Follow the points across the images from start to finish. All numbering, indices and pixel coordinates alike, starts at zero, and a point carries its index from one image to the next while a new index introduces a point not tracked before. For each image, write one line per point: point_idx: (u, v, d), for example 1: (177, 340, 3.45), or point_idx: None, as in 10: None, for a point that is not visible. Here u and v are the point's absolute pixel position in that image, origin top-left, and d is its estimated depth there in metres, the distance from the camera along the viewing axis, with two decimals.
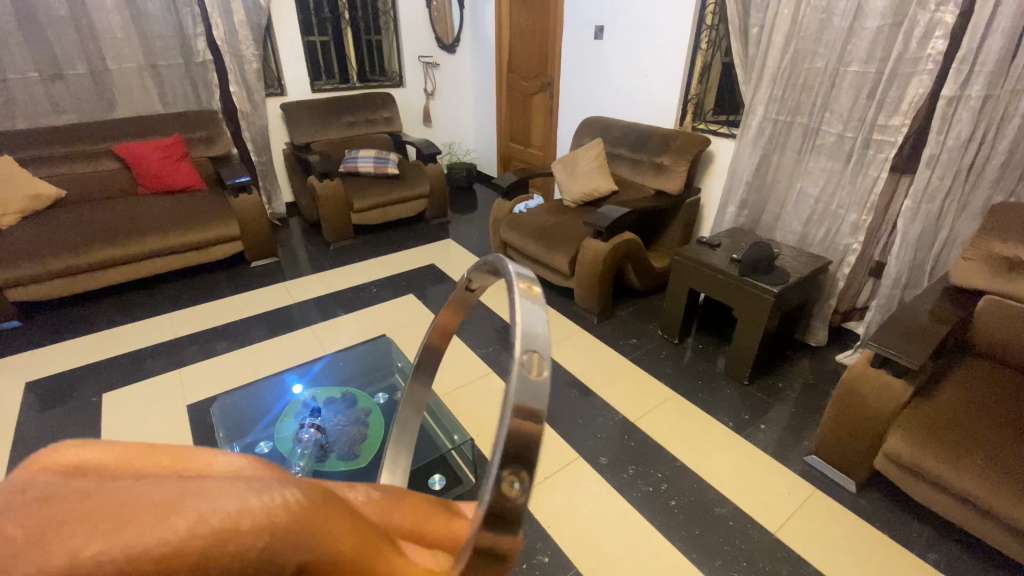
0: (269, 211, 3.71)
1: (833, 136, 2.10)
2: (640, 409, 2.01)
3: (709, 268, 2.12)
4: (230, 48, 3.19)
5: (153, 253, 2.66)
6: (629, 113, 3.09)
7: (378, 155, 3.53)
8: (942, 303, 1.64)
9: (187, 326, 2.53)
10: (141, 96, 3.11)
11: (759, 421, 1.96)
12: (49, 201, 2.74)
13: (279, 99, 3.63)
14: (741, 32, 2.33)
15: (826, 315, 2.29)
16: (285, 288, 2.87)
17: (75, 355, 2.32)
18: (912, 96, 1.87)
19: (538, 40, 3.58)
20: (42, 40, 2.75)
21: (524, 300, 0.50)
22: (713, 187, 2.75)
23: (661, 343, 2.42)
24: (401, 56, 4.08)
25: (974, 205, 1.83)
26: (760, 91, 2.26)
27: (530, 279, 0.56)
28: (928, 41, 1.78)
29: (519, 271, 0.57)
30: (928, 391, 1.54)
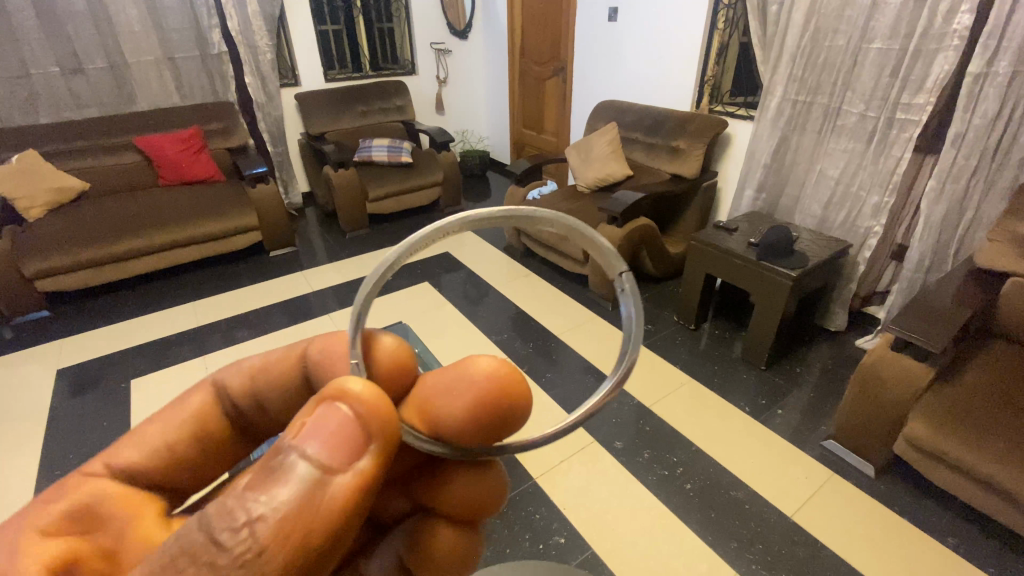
0: (286, 201, 3.76)
1: (855, 116, 2.06)
2: (655, 394, 2.02)
3: (726, 253, 2.10)
4: (245, 38, 3.21)
5: (175, 243, 2.72)
6: (644, 96, 3.05)
7: (392, 144, 3.54)
8: (965, 287, 1.61)
9: (209, 314, 2.59)
10: (159, 89, 3.16)
11: (777, 406, 1.95)
12: (74, 193, 2.81)
13: (293, 89, 3.66)
14: (759, 9, 2.27)
15: (846, 299, 2.26)
16: (304, 277, 2.92)
17: (103, 343, 2.39)
18: (938, 72, 1.80)
19: (551, 24, 3.53)
20: (62, 35, 2.80)
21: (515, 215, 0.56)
22: (731, 170, 2.70)
23: (677, 329, 2.41)
24: (413, 43, 4.06)
25: (999, 185, 1.78)
26: (779, 71, 2.21)
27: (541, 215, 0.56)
28: (954, 16, 1.72)
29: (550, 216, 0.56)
30: (950, 375, 1.52)
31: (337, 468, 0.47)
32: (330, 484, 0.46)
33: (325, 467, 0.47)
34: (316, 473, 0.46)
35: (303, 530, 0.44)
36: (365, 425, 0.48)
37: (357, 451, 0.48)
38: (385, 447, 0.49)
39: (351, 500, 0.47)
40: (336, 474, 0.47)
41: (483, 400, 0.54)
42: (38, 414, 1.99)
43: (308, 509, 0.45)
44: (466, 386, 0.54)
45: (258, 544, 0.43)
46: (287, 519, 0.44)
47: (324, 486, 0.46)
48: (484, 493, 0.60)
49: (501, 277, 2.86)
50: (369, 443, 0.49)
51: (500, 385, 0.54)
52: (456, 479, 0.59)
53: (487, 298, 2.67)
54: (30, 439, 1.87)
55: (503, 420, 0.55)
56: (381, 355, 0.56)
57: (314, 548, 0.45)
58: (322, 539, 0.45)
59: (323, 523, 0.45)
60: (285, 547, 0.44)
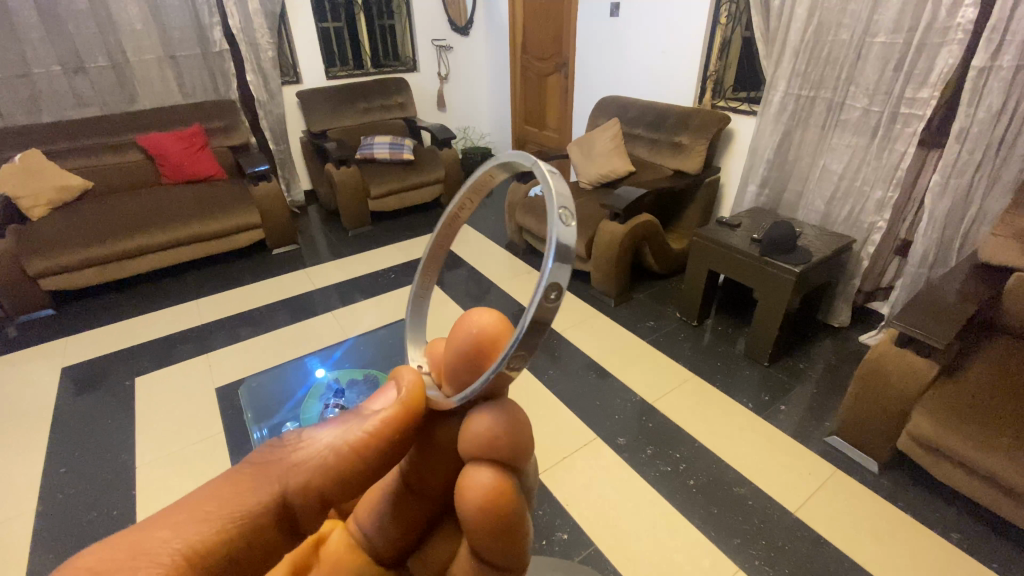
0: (288, 199, 3.77)
1: (858, 110, 2.04)
2: (659, 390, 2.02)
3: (729, 249, 2.10)
4: (246, 36, 3.21)
5: (178, 241, 2.73)
6: (646, 92, 3.03)
7: (393, 141, 3.53)
8: (968, 282, 1.60)
9: (212, 312, 2.60)
10: (161, 87, 3.16)
11: (780, 402, 1.95)
12: (77, 192, 2.82)
13: (295, 87, 3.66)
14: (762, 4, 2.25)
15: (850, 295, 2.25)
16: (306, 275, 2.92)
17: (108, 341, 2.41)
18: (942, 67, 1.79)
19: (552, 19, 3.52)
20: (64, 34, 2.80)
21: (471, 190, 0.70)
22: (733, 165, 2.69)
23: (680, 325, 2.41)
24: (414, 40, 4.05)
25: (1004, 179, 1.77)
26: (782, 66, 2.20)
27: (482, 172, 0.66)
28: (957, 10, 1.70)
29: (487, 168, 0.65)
30: (954, 370, 1.51)
31: (368, 413, 0.60)
32: (359, 423, 0.59)
33: (364, 411, 0.61)
34: (355, 418, 0.60)
35: (329, 446, 0.59)
36: (399, 385, 0.62)
37: (389, 403, 0.60)
38: (408, 403, 0.60)
39: (371, 439, 0.58)
40: (365, 416, 0.60)
41: (463, 335, 0.59)
42: (44, 412, 2.00)
43: (337, 435, 0.59)
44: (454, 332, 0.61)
45: (300, 448, 0.60)
46: (323, 436, 0.60)
47: (353, 423, 0.60)
48: (505, 428, 0.55)
49: (503, 275, 2.87)
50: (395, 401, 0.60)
51: (483, 322, 0.59)
52: (470, 420, 0.57)
53: (489, 295, 2.67)
54: (36, 437, 1.89)
55: (487, 353, 0.58)
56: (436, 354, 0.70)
57: (332, 467, 0.59)
58: (339, 459, 0.59)
59: (341, 448, 0.58)
60: (312, 457, 0.59)
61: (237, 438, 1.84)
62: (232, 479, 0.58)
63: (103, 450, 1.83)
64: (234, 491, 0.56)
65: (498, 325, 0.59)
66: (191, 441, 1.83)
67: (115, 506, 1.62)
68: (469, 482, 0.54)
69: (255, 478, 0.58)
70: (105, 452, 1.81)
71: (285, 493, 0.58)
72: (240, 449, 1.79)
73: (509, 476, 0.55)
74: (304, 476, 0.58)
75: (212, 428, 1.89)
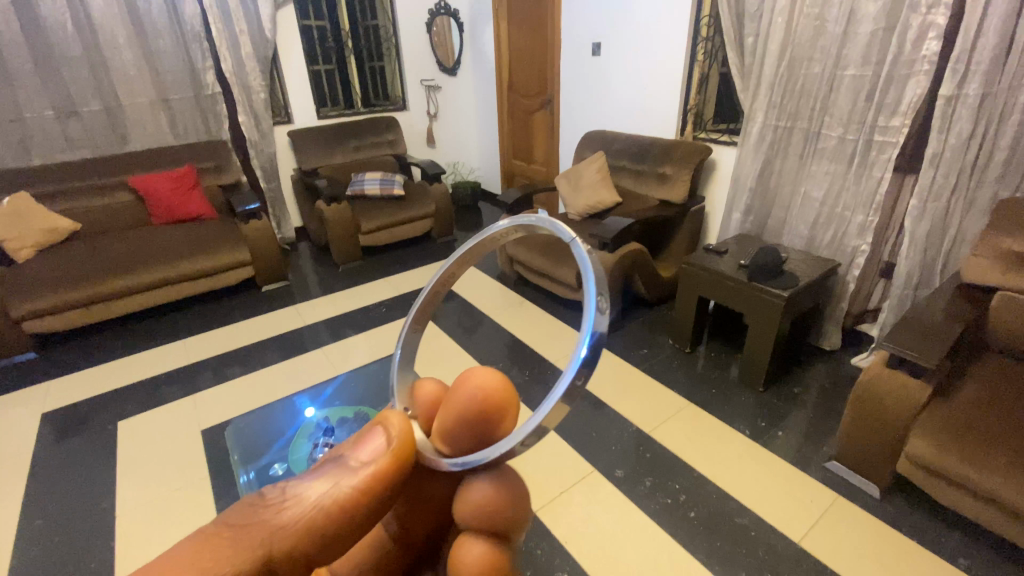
0: (278, 235, 3.77)
1: (834, 139, 2.11)
2: (654, 419, 1.99)
3: (717, 275, 2.12)
4: (239, 79, 3.29)
5: (167, 281, 2.71)
6: (630, 125, 3.13)
7: (384, 177, 3.58)
8: (955, 303, 1.62)
9: (200, 351, 2.55)
10: (154, 130, 3.20)
11: (777, 428, 1.93)
12: (65, 234, 2.80)
13: (287, 127, 3.74)
14: (736, 42, 2.37)
15: (839, 318, 2.27)
16: (296, 311, 2.89)
17: (91, 384, 2.34)
18: (910, 97, 1.87)
19: (538, 60, 3.66)
20: (57, 79, 2.85)
21: (477, 242, 0.69)
22: (718, 194, 2.75)
23: (673, 353, 2.40)
24: (403, 80, 4.17)
25: (980, 202, 1.83)
26: (758, 99, 2.28)
27: (496, 226, 0.66)
28: (922, 43, 1.80)
29: (503, 222, 0.65)
30: (947, 390, 1.52)
31: (356, 464, 0.55)
32: (348, 476, 0.54)
33: (351, 460, 0.56)
34: (344, 468, 0.55)
35: (317, 505, 0.53)
36: (387, 433, 0.58)
37: (378, 455, 0.56)
38: (400, 450, 0.56)
39: (363, 494, 0.53)
40: (353, 469, 0.55)
41: (465, 394, 0.57)
42: (21, 460, 1.93)
43: (325, 490, 0.53)
44: (453, 389, 0.59)
45: (283, 506, 0.53)
46: (307, 492, 0.54)
47: (341, 476, 0.54)
48: (503, 501, 0.54)
49: (495, 306, 2.86)
50: (389, 448, 0.56)
51: (486, 380, 0.58)
52: (469, 485, 0.55)
53: (482, 327, 2.66)
54: (12, 487, 1.81)
55: (490, 418, 0.56)
56: (423, 392, 0.68)
57: (323, 526, 0.52)
58: (329, 520, 0.52)
59: (331, 507, 0.53)
60: (297, 517, 0.52)
61: (223, 482, 1.77)
62: (210, 542, 0.51)
63: (82, 499, 1.75)
64: (208, 557, 0.49)
65: (503, 388, 0.58)
66: (174, 487, 1.76)
67: (93, 559, 1.54)
68: (463, 554, 0.54)
69: (235, 539, 0.51)
70: (84, 502, 1.74)
71: (268, 559, 0.51)
72: (226, 494, 1.73)
73: (503, 547, 0.55)
74: (290, 539, 0.51)
75: (197, 472, 1.82)
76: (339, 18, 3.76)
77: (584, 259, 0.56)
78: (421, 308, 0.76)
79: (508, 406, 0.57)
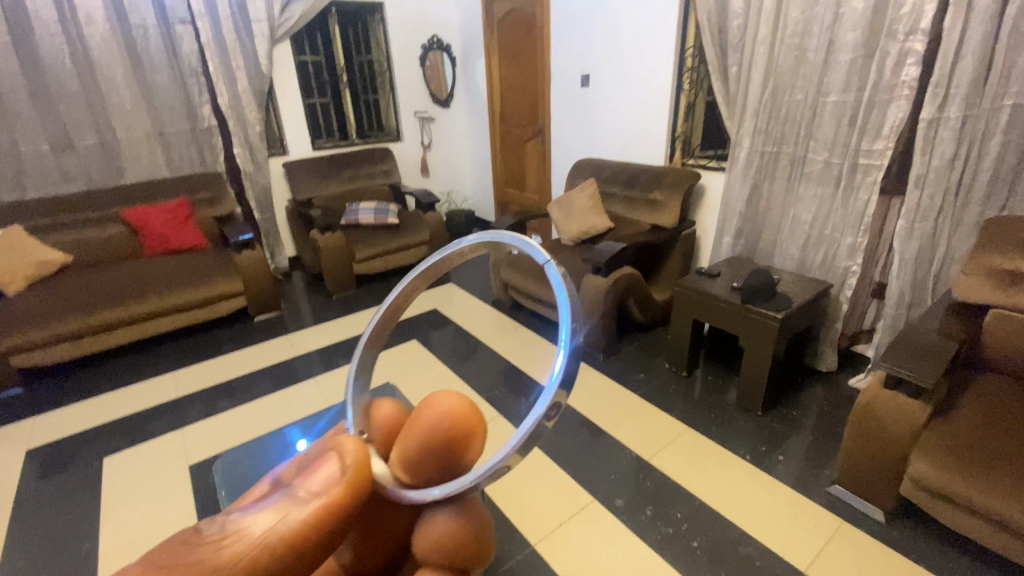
0: (272, 266, 3.77)
1: (820, 163, 2.16)
2: (653, 446, 1.96)
3: (711, 297, 2.12)
4: (234, 112, 3.34)
5: (158, 313, 2.68)
6: (620, 152, 3.18)
7: (378, 206, 3.60)
8: (948, 322, 1.63)
9: (190, 384, 2.51)
10: (149, 162, 3.22)
11: (777, 453, 1.90)
12: (56, 267, 2.78)
13: (281, 158, 3.78)
14: (720, 71, 2.44)
15: (834, 339, 2.27)
16: (289, 341, 2.86)
17: (77, 420, 2.28)
18: (892, 121, 1.92)
19: (529, 91, 3.75)
20: (54, 114, 2.88)
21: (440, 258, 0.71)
22: (708, 218, 2.79)
23: (670, 377, 2.38)
24: (398, 112, 4.24)
25: (967, 221, 1.86)
26: (744, 126, 2.34)
27: (460, 243, 0.67)
28: (901, 69, 1.86)
29: (468, 240, 0.67)
30: (946, 410, 1.50)
31: (305, 496, 0.53)
32: (297, 509, 0.52)
33: (299, 492, 0.54)
34: (293, 500, 0.53)
35: (262, 541, 0.50)
36: (341, 461, 0.56)
37: (330, 485, 0.54)
38: (354, 479, 0.55)
39: (312, 529, 0.51)
40: (302, 501, 0.53)
41: (429, 421, 0.60)
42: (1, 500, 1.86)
43: (271, 525, 0.51)
44: (417, 415, 0.62)
45: (223, 543, 0.50)
46: (251, 527, 0.51)
47: (289, 509, 0.52)
48: (462, 532, 0.58)
49: (489, 333, 2.84)
50: (342, 478, 0.54)
51: (451, 406, 0.62)
52: (432, 518, 0.59)
53: (477, 355, 2.63)
54: None
55: (452, 449, 0.59)
56: (382, 418, 0.71)
57: (268, 562, 0.50)
58: (274, 556, 0.50)
59: (278, 542, 0.50)
60: (238, 555, 0.49)
61: None
62: None
63: (62, 540, 1.68)
64: None
65: (466, 416, 0.61)
66: (159, 525, 1.70)
67: None
68: None
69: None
70: (65, 543, 1.67)
71: None
72: None
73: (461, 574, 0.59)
74: None
75: (183, 510, 1.76)
76: (334, 53, 3.86)
77: (559, 284, 0.57)
78: (377, 327, 0.75)
79: (472, 437, 0.60)
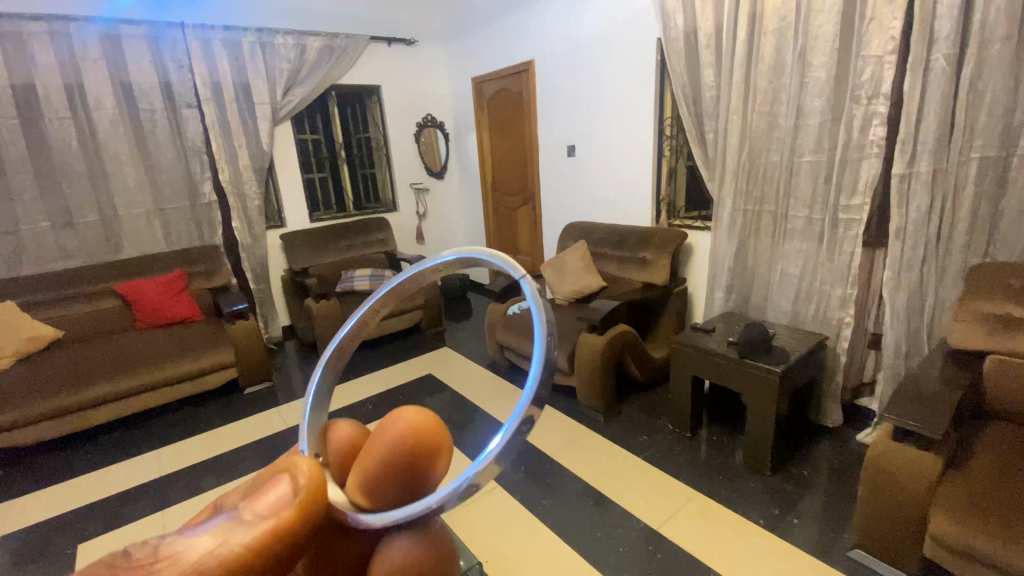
0: (265, 336, 3.73)
1: (802, 219, 2.23)
2: (662, 513, 1.86)
3: (707, 354, 2.11)
4: (236, 189, 3.47)
5: (144, 387, 2.61)
6: (609, 215, 3.28)
7: (373, 273, 3.64)
8: (947, 370, 1.62)
9: (174, 462, 2.39)
10: (148, 238, 3.28)
11: (791, 515, 1.81)
12: (46, 342, 2.75)
13: (279, 230, 3.87)
14: (699, 138, 2.58)
15: (836, 393, 2.23)
16: (279, 413, 2.77)
17: (50, 504, 2.15)
18: (867, 177, 2.01)
19: (519, 161, 3.94)
20: (57, 194, 2.97)
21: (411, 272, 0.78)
22: (699, 276, 2.83)
23: (673, 438, 2.31)
24: (394, 184, 4.40)
25: (951, 270, 1.89)
26: (725, 187, 2.44)
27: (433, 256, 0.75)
28: (868, 130, 1.98)
29: (439, 253, 0.74)
30: (959, 461, 1.45)
31: (250, 519, 0.53)
32: (239, 533, 0.52)
33: (243, 516, 0.54)
34: (237, 523, 0.53)
35: (198, 564, 0.49)
36: (293, 484, 0.57)
37: (278, 509, 0.54)
38: (304, 501, 0.55)
39: (255, 553, 0.51)
40: (247, 523, 0.53)
41: (394, 439, 0.62)
42: None
43: (211, 547, 0.50)
44: (376, 435, 0.65)
45: (156, 566, 0.49)
46: (188, 551, 0.50)
47: (232, 533, 0.52)
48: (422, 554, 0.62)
49: (486, 397, 2.78)
50: (291, 501, 0.55)
51: (413, 421, 0.64)
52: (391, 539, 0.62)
53: (473, 422, 2.56)
54: None
55: (414, 468, 0.62)
56: (339, 441, 0.73)
57: None
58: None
59: (218, 567, 0.49)
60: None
61: None
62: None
63: None
64: None
65: (431, 433, 0.64)
66: None
67: None
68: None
69: None
70: None
71: None
72: None
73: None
74: None
75: None
76: (333, 132, 4.05)
77: (535, 310, 0.66)
78: (338, 347, 0.81)
79: (435, 454, 0.63)
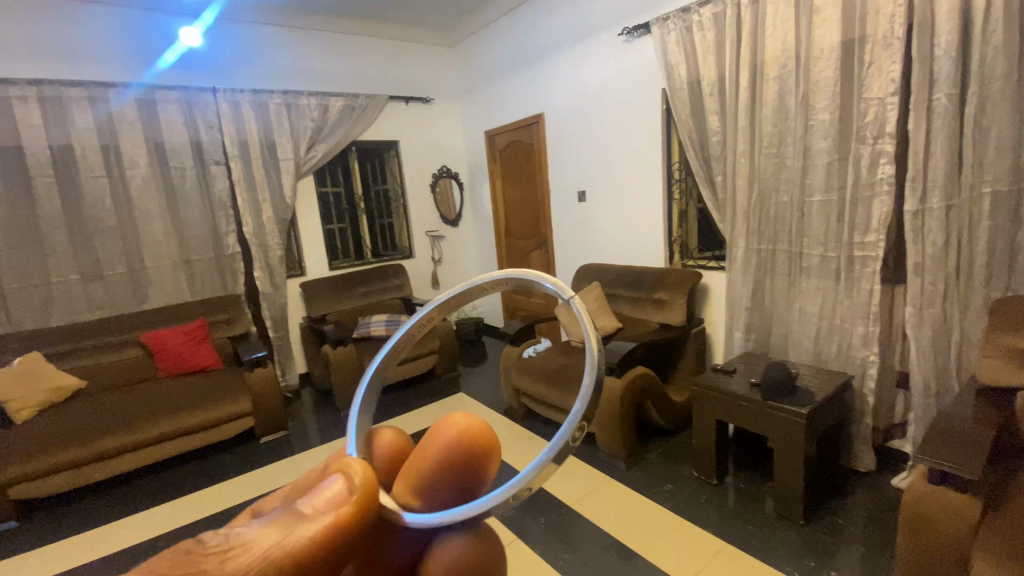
0: (282, 383, 3.75)
1: (817, 257, 2.22)
2: (689, 567, 1.76)
3: (730, 395, 2.06)
4: (259, 240, 3.61)
5: (162, 437, 2.62)
6: (622, 257, 3.30)
7: (390, 318, 3.68)
8: (979, 408, 1.56)
9: (188, 514, 2.37)
10: (172, 288, 3.39)
11: (829, 568, 1.70)
12: (69, 391, 2.80)
13: (299, 279, 3.97)
14: (708, 181, 2.63)
15: (866, 436, 2.14)
16: (294, 463, 2.75)
17: (61, 559, 2.12)
18: (879, 214, 2.01)
19: (531, 207, 4.04)
20: (89, 248, 3.10)
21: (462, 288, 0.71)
22: (716, 316, 2.80)
23: (698, 485, 2.22)
24: (410, 232, 4.51)
25: (975, 305, 1.86)
26: (737, 228, 2.46)
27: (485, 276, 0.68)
28: (877, 168, 2.00)
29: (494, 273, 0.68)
30: (999, 503, 1.35)
31: (311, 513, 0.48)
32: (300, 526, 0.47)
33: (303, 507, 0.49)
34: (303, 510, 0.48)
35: (266, 554, 0.45)
36: (348, 479, 0.51)
37: (335, 505, 0.48)
38: (362, 495, 0.49)
39: (316, 545, 0.46)
40: (308, 517, 0.47)
41: (445, 438, 0.56)
42: None
43: (277, 538, 0.46)
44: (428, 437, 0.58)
45: (228, 554, 0.45)
46: (257, 540, 0.46)
47: (294, 526, 0.47)
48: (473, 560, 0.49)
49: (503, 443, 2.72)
50: (350, 496, 0.49)
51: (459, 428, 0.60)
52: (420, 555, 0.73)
53: None
54: None
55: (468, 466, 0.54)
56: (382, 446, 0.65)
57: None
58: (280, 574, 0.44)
59: (281, 558, 0.45)
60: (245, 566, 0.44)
61: None
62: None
63: None
64: None
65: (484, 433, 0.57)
66: None
67: None
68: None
69: None
70: None
71: None
72: None
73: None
74: None
75: None
76: (353, 185, 4.20)
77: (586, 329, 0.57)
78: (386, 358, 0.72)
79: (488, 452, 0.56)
